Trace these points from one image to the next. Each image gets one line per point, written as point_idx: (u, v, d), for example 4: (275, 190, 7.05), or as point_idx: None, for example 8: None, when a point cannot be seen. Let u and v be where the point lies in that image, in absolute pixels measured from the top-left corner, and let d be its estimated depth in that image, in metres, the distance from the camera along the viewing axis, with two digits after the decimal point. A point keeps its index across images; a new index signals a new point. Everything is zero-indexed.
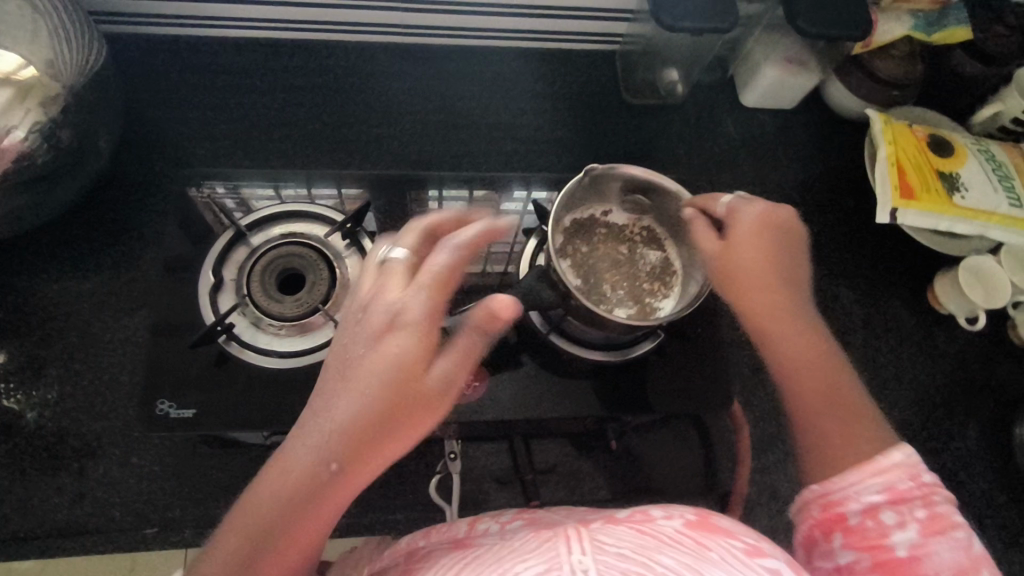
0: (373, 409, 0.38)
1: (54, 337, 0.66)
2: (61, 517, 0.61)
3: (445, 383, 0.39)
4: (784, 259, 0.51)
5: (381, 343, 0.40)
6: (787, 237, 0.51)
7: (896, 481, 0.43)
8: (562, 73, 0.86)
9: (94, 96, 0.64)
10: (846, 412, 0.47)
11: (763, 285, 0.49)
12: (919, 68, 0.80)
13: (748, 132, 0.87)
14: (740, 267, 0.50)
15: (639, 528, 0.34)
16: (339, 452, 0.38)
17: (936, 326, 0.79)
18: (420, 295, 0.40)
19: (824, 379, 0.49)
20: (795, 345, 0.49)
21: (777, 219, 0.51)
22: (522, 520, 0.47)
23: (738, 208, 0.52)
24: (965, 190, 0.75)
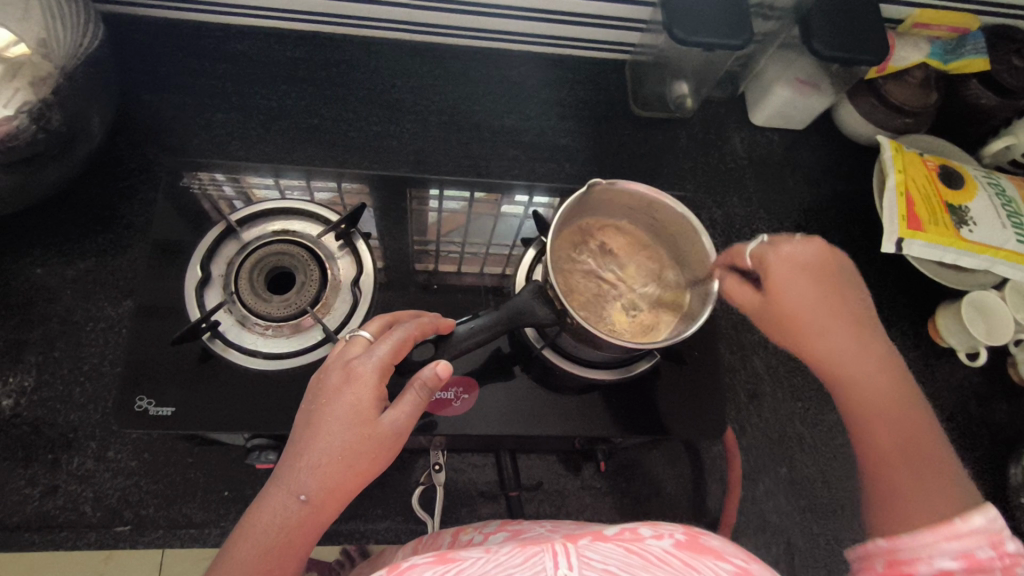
0: (332, 450, 0.43)
1: (36, 323, 0.65)
2: (31, 510, 0.59)
3: (396, 430, 0.45)
4: (842, 291, 0.49)
5: (342, 394, 0.45)
6: (834, 270, 0.50)
7: (974, 548, 0.36)
8: (570, 80, 0.84)
9: (83, 78, 0.62)
10: (921, 453, 0.44)
11: (822, 322, 0.48)
12: (933, 96, 0.78)
13: (756, 151, 0.85)
14: (791, 310, 0.49)
15: (629, 547, 0.31)
16: (307, 487, 0.42)
17: (935, 360, 0.78)
18: (373, 357, 0.47)
19: (909, 416, 0.45)
20: (868, 381, 0.46)
21: (811, 259, 0.50)
22: (506, 532, 0.49)
23: (764, 253, 0.50)
24: (973, 224, 0.74)
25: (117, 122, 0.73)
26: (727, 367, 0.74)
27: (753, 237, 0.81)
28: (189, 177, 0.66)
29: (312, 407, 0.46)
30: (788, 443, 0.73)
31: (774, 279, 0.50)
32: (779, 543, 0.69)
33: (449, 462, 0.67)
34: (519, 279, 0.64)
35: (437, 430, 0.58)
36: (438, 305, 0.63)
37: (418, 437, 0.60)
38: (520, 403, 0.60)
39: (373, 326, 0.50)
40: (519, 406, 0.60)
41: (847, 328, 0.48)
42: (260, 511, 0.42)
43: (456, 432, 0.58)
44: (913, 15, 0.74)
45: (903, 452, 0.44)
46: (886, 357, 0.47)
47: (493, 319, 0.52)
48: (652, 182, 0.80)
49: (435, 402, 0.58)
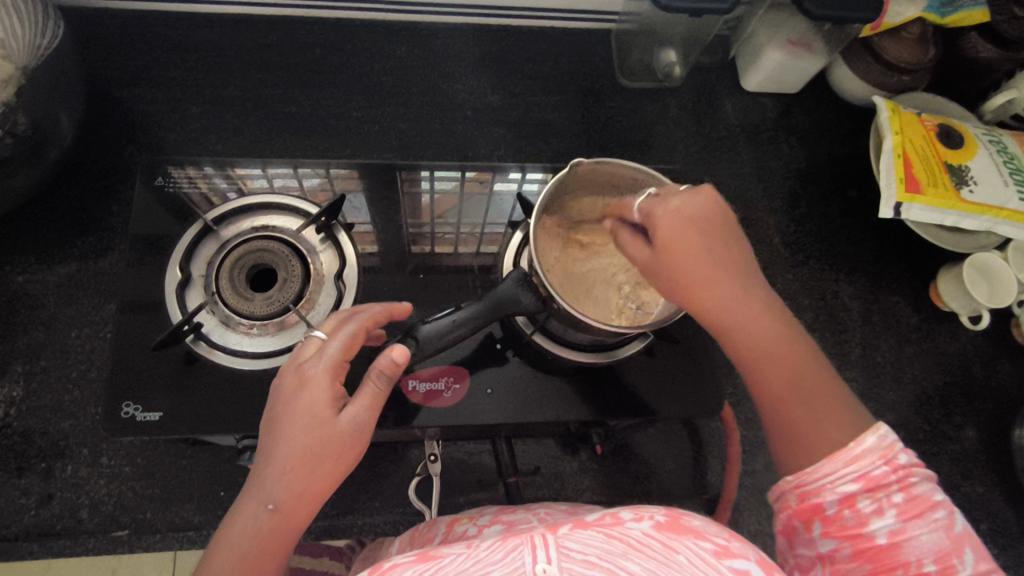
0: (291, 456, 0.42)
1: (19, 332, 0.64)
2: (28, 520, 0.59)
3: (358, 427, 0.44)
4: (728, 239, 0.43)
5: (297, 395, 0.44)
6: (720, 219, 0.43)
7: (870, 467, 0.38)
8: (553, 53, 0.81)
9: (48, 78, 0.60)
10: (816, 394, 0.41)
11: (715, 278, 0.42)
12: (931, 50, 0.74)
13: (748, 118, 0.83)
14: (677, 265, 0.42)
15: (608, 532, 0.30)
16: (273, 496, 0.42)
17: (936, 324, 0.77)
18: (323, 358, 0.46)
19: (806, 366, 0.42)
20: (762, 336, 0.42)
21: (698, 214, 0.43)
22: (499, 525, 0.47)
23: (652, 206, 0.44)
24: (973, 184, 0.71)
25: (89, 122, 0.72)
26: (724, 343, 0.73)
27: (747, 207, 0.79)
28: (164, 176, 0.63)
29: (271, 419, 0.45)
30: None
31: (664, 235, 0.42)
32: None
33: (446, 452, 0.67)
34: (505, 265, 0.62)
35: (429, 422, 0.57)
36: (425, 295, 0.62)
37: (411, 430, 0.60)
38: (512, 391, 0.59)
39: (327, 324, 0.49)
40: (511, 393, 0.59)
41: (734, 281, 0.42)
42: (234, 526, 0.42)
43: (447, 423, 0.57)
44: None
45: (799, 403, 0.41)
46: (776, 310, 0.43)
47: (477, 311, 0.51)
48: (641, 156, 0.78)
49: (426, 393, 0.58)
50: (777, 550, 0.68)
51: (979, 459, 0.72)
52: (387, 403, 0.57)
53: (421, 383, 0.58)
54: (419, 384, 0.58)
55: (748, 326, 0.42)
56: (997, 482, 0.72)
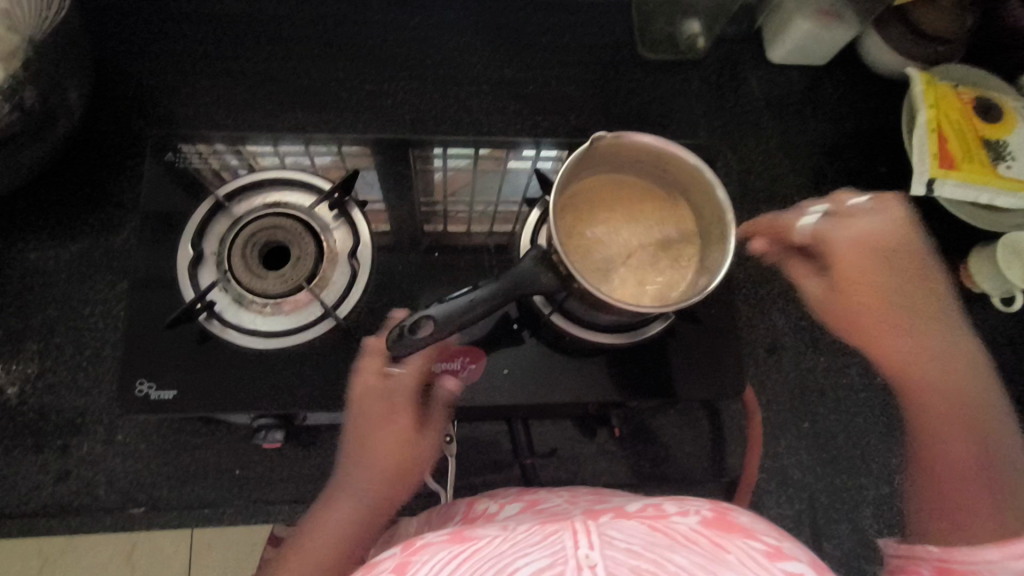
0: (369, 420, 0.50)
1: (34, 309, 0.64)
2: (46, 496, 0.60)
3: (415, 384, 0.51)
4: (902, 266, 0.46)
5: (362, 363, 0.51)
6: (905, 245, 0.47)
7: None
8: (571, 23, 0.78)
9: (56, 50, 0.59)
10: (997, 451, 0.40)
11: (900, 302, 0.45)
12: (970, 19, 0.72)
13: (774, 92, 0.80)
14: (854, 278, 0.46)
15: (653, 524, 0.29)
16: (366, 457, 0.49)
17: (967, 306, 0.74)
18: (371, 340, 0.53)
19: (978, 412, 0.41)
20: (932, 374, 0.43)
21: (884, 232, 0.47)
22: (520, 504, 0.48)
23: (827, 228, 0.48)
24: (1010, 160, 0.69)
25: (98, 96, 0.70)
26: (745, 323, 0.71)
27: (771, 185, 0.77)
28: (175, 151, 0.62)
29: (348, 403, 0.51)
30: (810, 399, 0.70)
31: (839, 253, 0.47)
32: (801, 501, 0.68)
33: (461, 433, 0.66)
34: (524, 242, 0.59)
35: None
36: (441, 274, 0.61)
37: (426, 411, 0.59)
38: (529, 371, 0.58)
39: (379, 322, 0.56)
40: (529, 374, 0.58)
41: (927, 320, 0.45)
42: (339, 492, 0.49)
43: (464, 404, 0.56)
44: None
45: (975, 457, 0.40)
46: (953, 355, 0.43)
47: (494, 289, 0.49)
48: (662, 131, 0.76)
49: (442, 373, 0.57)
50: (797, 534, 0.67)
51: None
52: None
53: (436, 363, 0.56)
54: (436, 366, 0.56)
55: (929, 352, 0.44)
56: None
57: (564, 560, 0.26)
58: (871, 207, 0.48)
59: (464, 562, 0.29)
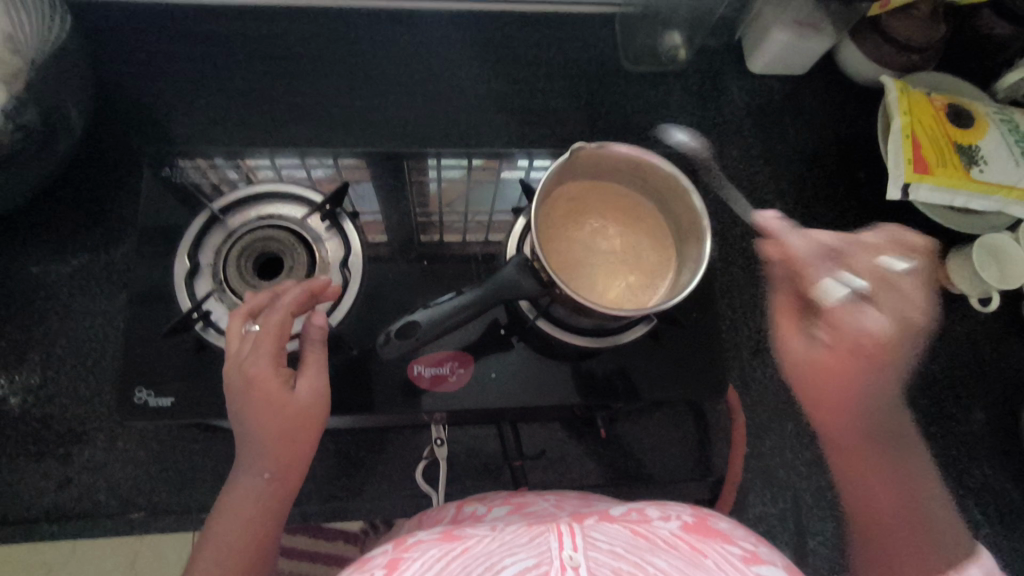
0: (267, 434, 0.47)
1: (37, 321, 0.66)
2: (48, 502, 0.61)
3: (313, 388, 0.49)
4: (890, 356, 0.49)
5: (253, 365, 0.48)
6: (903, 342, 0.50)
7: None
8: (557, 38, 0.81)
9: (56, 70, 0.61)
10: (918, 509, 0.46)
11: (875, 384, 0.50)
12: (942, 29, 0.74)
13: (754, 101, 0.82)
14: (849, 363, 0.50)
15: (635, 529, 0.32)
16: (267, 465, 0.47)
17: (946, 307, 0.76)
18: (261, 354, 0.48)
19: (906, 474, 0.48)
20: (873, 449, 0.49)
21: (894, 332, 0.49)
22: (508, 506, 0.49)
23: (854, 308, 0.50)
24: (984, 164, 0.70)
25: (98, 114, 0.73)
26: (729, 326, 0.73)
27: (753, 191, 0.79)
28: (172, 166, 0.64)
29: (233, 413, 0.48)
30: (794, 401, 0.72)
31: (834, 342, 0.50)
32: (785, 499, 0.69)
33: (453, 436, 0.68)
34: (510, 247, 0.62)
35: (434, 407, 0.58)
36: (430, 282, 0.63)
37: (417, 415, 0.60)
38: (516, 376, 0.60)
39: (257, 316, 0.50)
40: (516, 378, 0.59)
41: (881, 388, 0.50)
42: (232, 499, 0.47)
43: (452, 408, 0.58)
44: None
45: (899, 518, 0.46)
46: (886, 432, 0.50)
47: (478, 295, 0.51)
48: (646, 141, 0.78)
49: (432, 378, 0.58)
50: (783, 533, 0.69)
51: (988, 443, 0.72)
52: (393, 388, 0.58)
53: (427, 367, 0.59)
54: (425, 369, 0.59)
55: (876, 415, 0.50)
56: (1007, 466, 0.71)
57: (548, 560, 0.28)
58: (874, 295, 0.51)
59: (454, 560, 0.31)
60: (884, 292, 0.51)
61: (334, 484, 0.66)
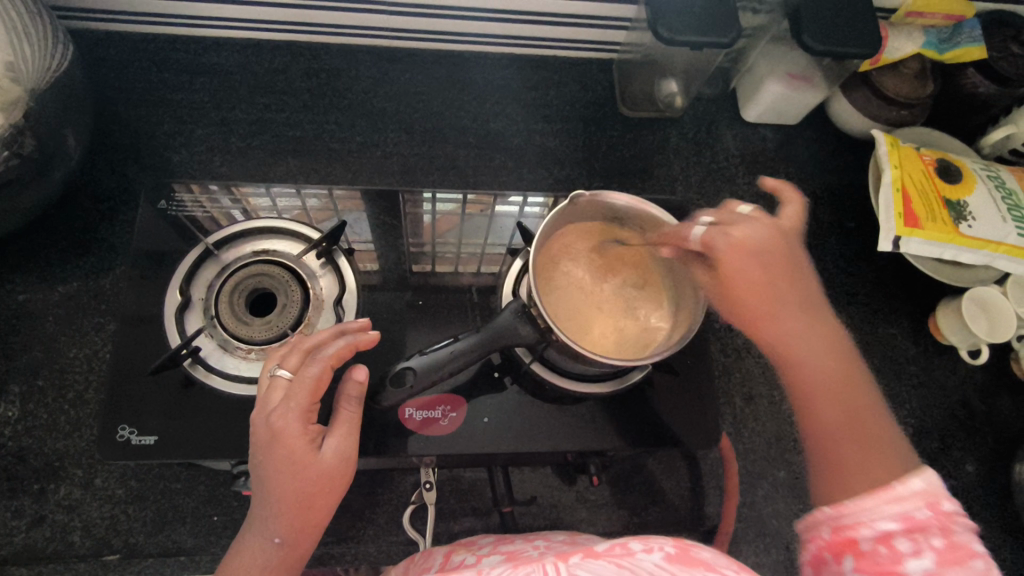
0: (284, 496, 0.45)
1: (18, 351, 0.64)
2: (19, 542, 0.59)
3: (343, 451, 0.47)
4: (795, 271, 0.47)
5: (279, 419, 0.46)
6: (783, 244, 0.48)
7: (913, 510, 0.37)
8: (556, 81, 0.82)
9: (56, 100, 0.61)
10: (864, 429, 0.43)
11: (783, 306, 0.46)
12: (930, 86, 0.76)
13: (748, 148, 0.83)
14: (743, 288, 0.47)
15: (620, 563, 0.33)
16: (278, 530, 0.45)
17: (936, 357, 0.77)
18: (290, 406, 0.46)
19: (853, 385, 0.45)
20: (815, 378, 0.45)
21: (761, 237, 0.48)
22: (497, 555, 0.47)
23: (712, 237, 0.48)
24: (972, 220, 0.72)
25: (95, 143, 0.72)
26: (722, 371, 0.73)
27: None
28: (168, 198, 0.64)
29: (254, 467, 0.46)
30: (787, 449, 0.71)
31: (726, 258, 0.47)
32: (778, 551, 0.68)
33: (442, 479, 0.67)
34: (505, 291, 0.62)
35: (425, 451, 0.57)
36: (423, 320, 0.62)
37: (407, 458, 0.59)
38: (509, 420, 0.59)
39: (292, 363, 0.48)
40: (509, 422, 0.59)
41: (806, 313, 0.46)
42: (239, 561, 0.45)
43: (443, 452, 0.57)
44: (906, 4, 0.71)
45: (846, 431, 0.43)
46: (835, 343, 0.46)
47: (477, 341, 0.51)
48: (642, 185, 0.79)
49: (423, 421, 0.57)
50: None
51: (980, 496, 0.72)
52: (383, 431, 0.57)
53: (418, 410, 0.58)
54: (416, 412, 0.58)
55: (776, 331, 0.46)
56: (1000, 521, 0.71)
57: None
58: (751, 217, 0.49)
59: None
60: (740, 217, 0.49)
61: None
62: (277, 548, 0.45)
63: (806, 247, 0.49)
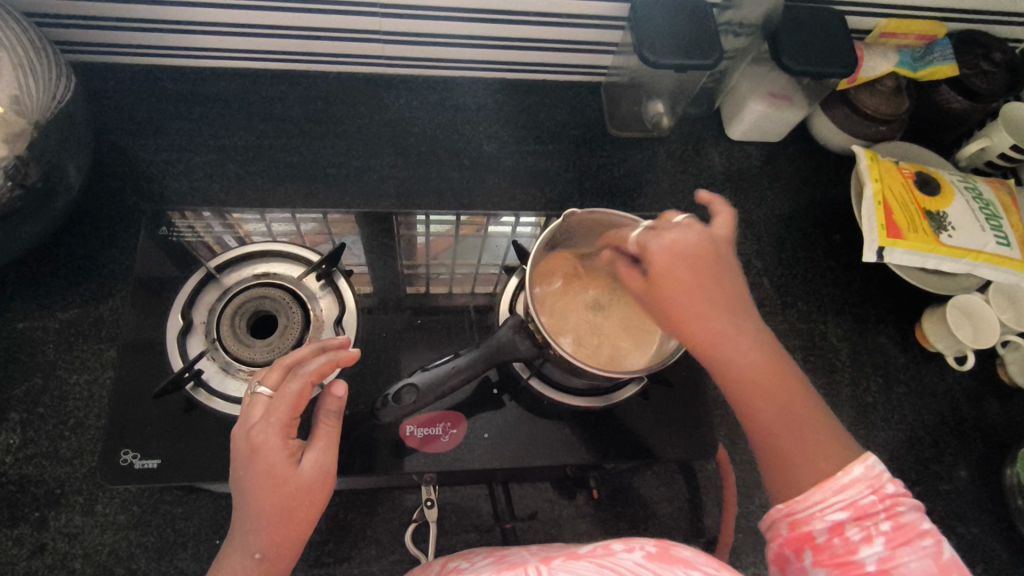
0: (263, 511, 0.45)
1: (18, 379, 0.64)
2: (19, 571, 0.59)
3: (324, 463, 0.47)
4: (719, 263, 0.47)
5: (256, 435, 0.46)
6: (712, 248, 0.47)
7: (858, 497, 0.40)
8: (547, 104, 0.85)
9: (61, 130, 0.62)
10: (803, 425, 0.43)
11: (711, 310, 0.45)
12: (905, 103, 0.79)
13: (734, 166, 0.86)
14: (665, 294, 0.46)
15: (601, 562, 0.37)
16: (259, 545, 0.45)
17: (924, 365, 0.78)
18: (270, 422, 0.46)
19: (788, 366, 0.45)
20: (756, 379, 0.44)
21: (692, 240, 0.47)
22: (491, 557, 0.48)
23: (647, 241, 0.48)
24: (952, 230, 0.74)
25: (96, 173, 0.74)
26: (717, 383, 0.74)
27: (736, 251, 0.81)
28: (169, 225, 0.65)
29: (234, 483, 0.46)
30: None
31: (657, 267, 0.47)
32: None
33: (442, 497, 0.67)
34: (504, 307, 0.64)
35: (426, 468, 0.57)
36: (421, 339, 0.63)
37: (407, 476, 0.60)
38: (509, 436, 0.59)
39: (272, 379, 0.49)
40: (509, 438, 0.59)
41: (730, 314, 0.45)
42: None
43: (443, 469, 0.58)
44: (880, 25, 0.75)
45: (785, 430, 0.43)
46: (765, 340, 0.46)
47: (476, 357, 0.52)
48: (632, 203, 0.81)
49: (424, 438, 0.58)
50: None
51: (972, 499, 0.73)
52: (383, 450, 0.57)
53: (419, 428, 0.58)
54: (416, 429, 0.58)
55: (715, 332, 0.45)
56: (994, 524, 0.72)
57: None
58: (682, 222, 0.49)
59: None
60: (674, 225, 0.48)
61: (321, 549, 0.64)
62: (258, 563, 0.45)
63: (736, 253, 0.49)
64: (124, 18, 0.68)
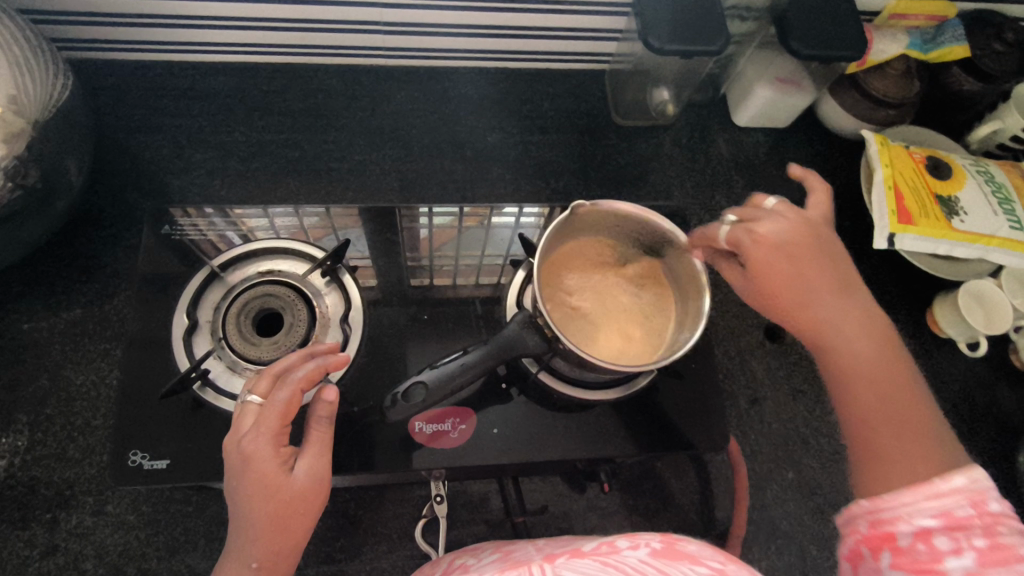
0: (257, 520, 0.44)
1: (24, 381, 0.64)
2: (31, 572, 0.59)
3: (318, 469, 0.47)
4: (820, 246, 0.50)
5: (248, 445, 0.46)
6: (805, 233, 0.50)
7: (953, 508, 0.37)
8: (550, 93, 0.83)
9: (60, 130, 0.62)
10: (904, 412, 0.44)
11: (817, 296, 0.48)
12: (915, 86, 0.77)
13: (741, 152, 0.85)
14: (770, 284, 0.50)
15: (605, 561, 0.37)
16: (255, 554, 0.44)
17: (935, 352, 0.77)
18: (260, 431, 0.46)
19: (889, 354, 0.47)
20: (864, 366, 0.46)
21: (783, 229, 0.50)
22: (497, 555, 0.48)
23: (737, 235, 0.52)
24: (964, 215, 0.73)
25: (96, 172, 0.73)
26: (726, 374, 0.74)
27: None
28: (171, 223, 0.64)
29: (228, 494, 0.46)
30: (796, 449, 0.72)
31: (754, 257, 0.50)
32: (789, 551, 0.68)
33: (452, 492, 0.67)
34: (510, 301, 0.63)
35: (435, 465, 0.57)
36: (428, 335, 0.62)
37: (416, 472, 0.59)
38: (518, 431, 0.59)
39: (262, 388, 0.49)
40: (518, 434, 0.59)
41: (839, 296, 0.49)
42: None
43: (452, 465, 0.57)
44: (889, 6, 0.73)
45: (884, 418, 0.44)
46: (873, 323, 0.48)
47: (484, 353, 0.52)
48: (637, 192, 0.80)
49: (432, 434, 0.58)
50: None
51: None
52: (392, 448, 0.57)
53: (427, 424, 0.58)
54: (425, 426, 0.58)
55: (849, 326, 0.47)
56: None
57: None
58: (773, 213, 0.52)
59: None
60: (766, 213, 0.52)
61: (332, 546, 0.64)
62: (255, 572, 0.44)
63: (833, 232, 0.52)
64: (121, 13, 0.67)
